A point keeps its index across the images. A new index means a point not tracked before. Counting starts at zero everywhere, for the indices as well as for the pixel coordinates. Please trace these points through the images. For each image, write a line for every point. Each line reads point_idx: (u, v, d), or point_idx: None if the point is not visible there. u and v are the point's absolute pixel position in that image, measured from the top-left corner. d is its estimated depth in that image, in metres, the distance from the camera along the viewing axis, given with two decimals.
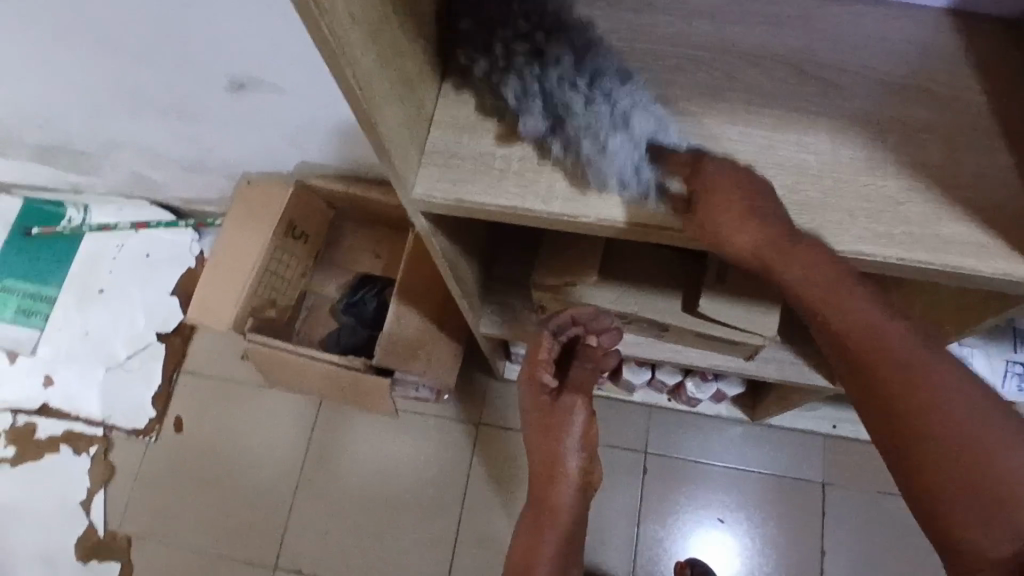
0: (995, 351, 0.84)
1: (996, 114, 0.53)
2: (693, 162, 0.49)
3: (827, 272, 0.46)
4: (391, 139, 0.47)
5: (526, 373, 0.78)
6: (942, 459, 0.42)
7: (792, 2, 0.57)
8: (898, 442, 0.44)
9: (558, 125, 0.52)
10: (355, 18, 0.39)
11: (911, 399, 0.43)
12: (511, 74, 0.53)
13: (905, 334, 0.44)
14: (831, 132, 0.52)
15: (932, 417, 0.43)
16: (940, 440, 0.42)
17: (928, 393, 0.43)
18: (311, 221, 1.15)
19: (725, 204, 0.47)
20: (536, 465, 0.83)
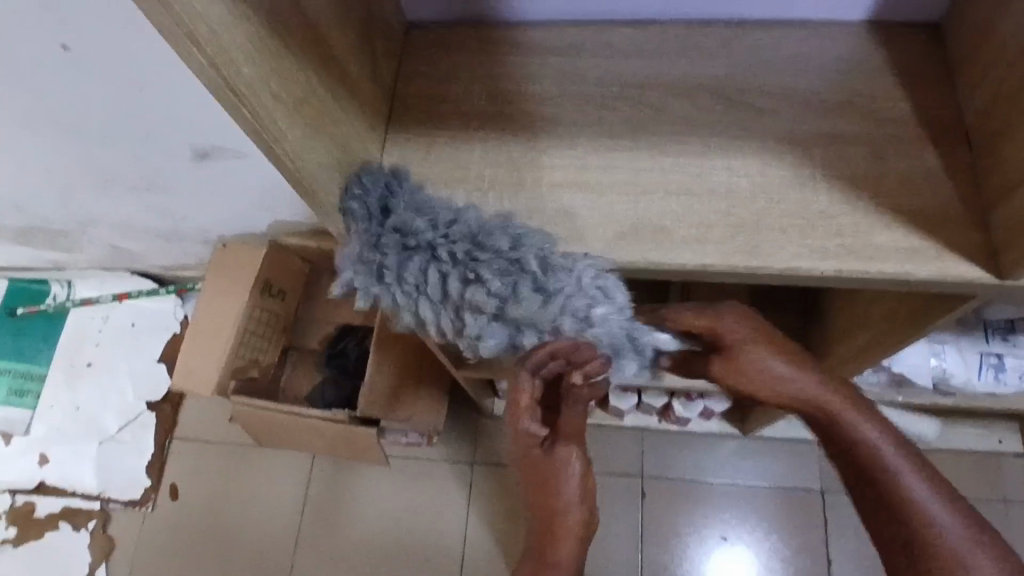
0: (968, 344, 0.84)
1: (917, 120, 0.55)
2: (710, 314, 0.55)
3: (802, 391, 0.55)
4: (333, 203, 0.49)
5: (510, 420, 0.76)
6: (931, 572, 0.51)
7: (714, 32, 0.60)
8: (889, 551, 0.53)
9: (522, 330, 0.52)
10: (279, 95, 0.40)
11: (928, 557, 0.51)
12: (472, 309, 0.50)
13: (882, 437, 0.54)
14: (760, 154, 0.54)
15: (908, 510, 0.52)
16: (911, 525, 0.52)
17: (904, 493, 0.53)
18: (287, 277, 1.16)
19: (747, 355, 0.54)
20: (535, 524, 0.79)
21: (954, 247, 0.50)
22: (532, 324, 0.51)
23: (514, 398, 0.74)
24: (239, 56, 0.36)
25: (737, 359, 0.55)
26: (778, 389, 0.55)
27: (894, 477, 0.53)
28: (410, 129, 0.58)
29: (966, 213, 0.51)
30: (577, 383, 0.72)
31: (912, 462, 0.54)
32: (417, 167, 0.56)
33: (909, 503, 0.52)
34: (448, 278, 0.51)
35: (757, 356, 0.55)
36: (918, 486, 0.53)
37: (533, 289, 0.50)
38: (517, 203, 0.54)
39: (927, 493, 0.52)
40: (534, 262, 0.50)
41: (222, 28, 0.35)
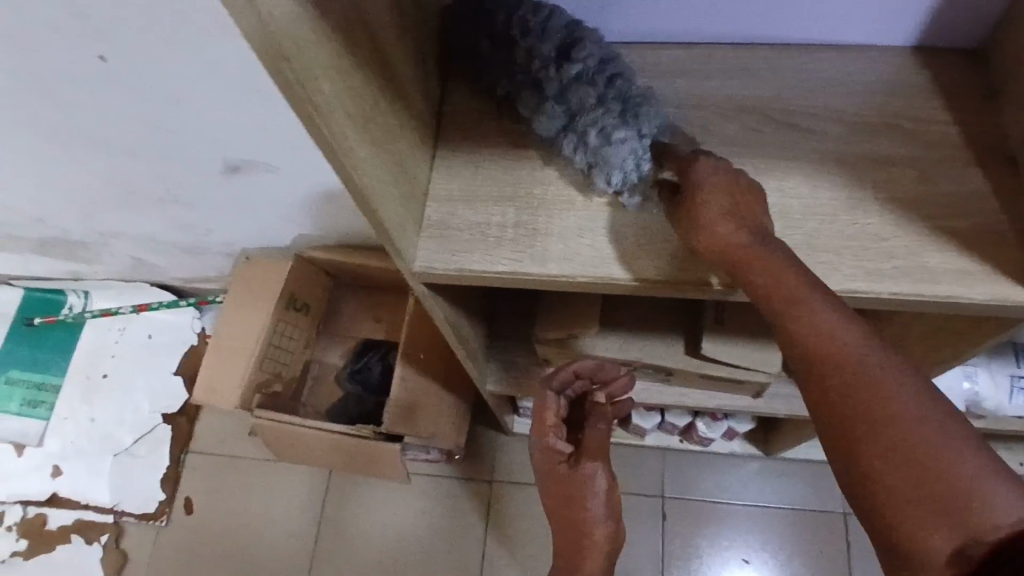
0: (998, 366, 0.84)
1: (965, 143, 0.55)
2: (685, 159, 0.52)
3: (736, 242, 0.47)
4: (390, 220, 0.49)
5: (537, 443, 0.79)
6: (876, 459, 0.39)
7: (758, 54, 0.60)
8: (840, 451, 0.41)
9: (571, 123, 0.55)
10: (350, 112, 0.40)
11: (872, 442, 0.39)
12: (542, 78, 0.56)
13: (858, 333, 0.43)
14: (809, 175, 0.54)
15: (878, 416, 0.40)
16: (887, 435, 0.39)
17: (848, 370, 0.41)
18: (310, 291, 1.16)
19: (712, 203, 0.49)
20: (563, 541, 0.78)
21: (1006, 271, 0.50)
22: (573, 113, 0.55)
23: (540, 416, 0.78)
24: (318, 74, 0.36)
25: (698, 206, 0.49)
26: (715, 236, 0.48)
27: (861, 372, 0.41)
28: (458, 146, 0.58)
29: (1018, 237, 0.51)
30: (600, 404, 0.78)
31: (889, 357, 0.41)
32: (466, 184, 0.57)
33: (881, 406, 0.40)
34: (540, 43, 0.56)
35: (707, 206, 0.49)
36: (892, 383, 0.40)
37: (593, 91, 0.55)
38: (570, 222, 0.55)
39: (901, 386, 0.40)
40: (616, 81, 0.56)
41: (303, 45, 0.35)
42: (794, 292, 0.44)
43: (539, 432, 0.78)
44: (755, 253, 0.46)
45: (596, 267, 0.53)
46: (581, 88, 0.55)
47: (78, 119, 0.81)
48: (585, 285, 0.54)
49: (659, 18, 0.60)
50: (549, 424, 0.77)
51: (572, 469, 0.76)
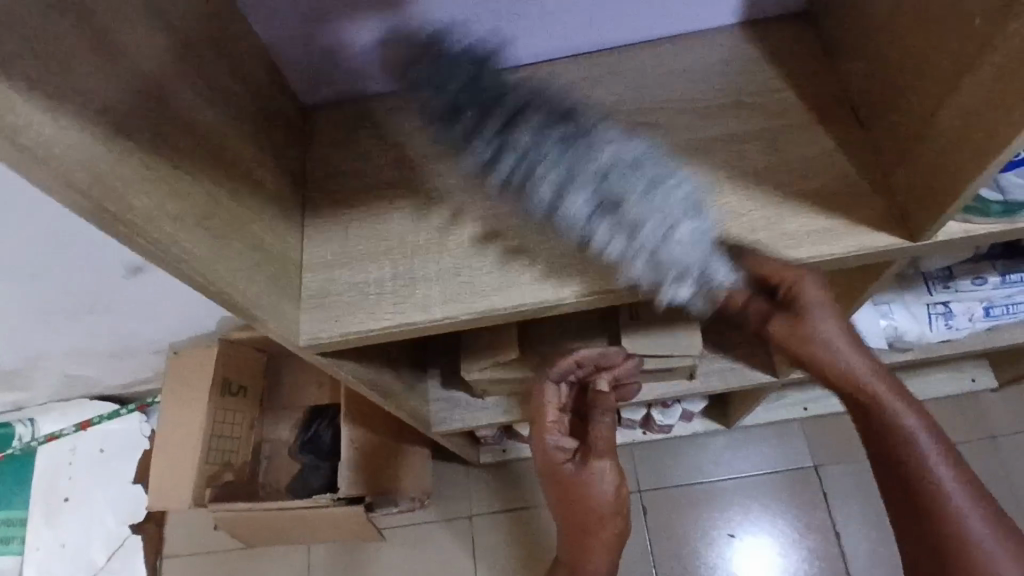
0: (913, 298, 0.85)
1: (806, 106, 0.57)
2: (784, 317, 0.57)
3: (848, 368, 0.58)
4: (257, 303, 0.48)
5: (538, 445, 0.83)
6: (928, 523, 0.58)
7: (599, 61, 0.62)
8: (905, 514, 0.60)
9: (608, 217, 0.53)
10: (179, 216, 0.40)
11: (932, 519, 0.58)
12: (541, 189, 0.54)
13: (915, 419, 0.59)
14: (664, 167, 0.55)
15: (931, 497, 0.58)
16: (936, 508, 0.58)
17: (919, 471, 0.59)
18: (244, 372, 1.13)
19: (818, 338, 0.57)
20: (569, 518, 0.86)
21: (866, 219, 0.51)
22: (612, 213, 0.53)
23: (539, 416, 0.82)
24: (124, 188, 0.36)
25: (804, 318, 0.56)
26: (832, 369, 0.59)
27: (918, 462, 0.59)
28: (325, 211, 0.58)
29: (871, 186, 0.53)
30: (601, 395, 0.81)
31: (938, 441, 0.59)
32: (338, 247, 0.57)
33: (931, 482, 0.58)
34: (552, 172, 0.53)
35: (819, 339, 0.57)
36: (938, 464, 0.58)
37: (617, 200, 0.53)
38: (443, 263, 0.55)
39: (949, 473, 0.58)
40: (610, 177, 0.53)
41: (98, 166, 0.35)
42: (898, 412, 0.59)
43: (538, 433, 0.83)
44: (869, 374, 0.59)
45: (477, 305, 0.53)
46: (612, 180, 0.53)
47: None
48: (471, 323, 0.54)
49: (496, 46, 0.61)
50: (550, 422, 0.82)
51: (580, 468, 0.82)
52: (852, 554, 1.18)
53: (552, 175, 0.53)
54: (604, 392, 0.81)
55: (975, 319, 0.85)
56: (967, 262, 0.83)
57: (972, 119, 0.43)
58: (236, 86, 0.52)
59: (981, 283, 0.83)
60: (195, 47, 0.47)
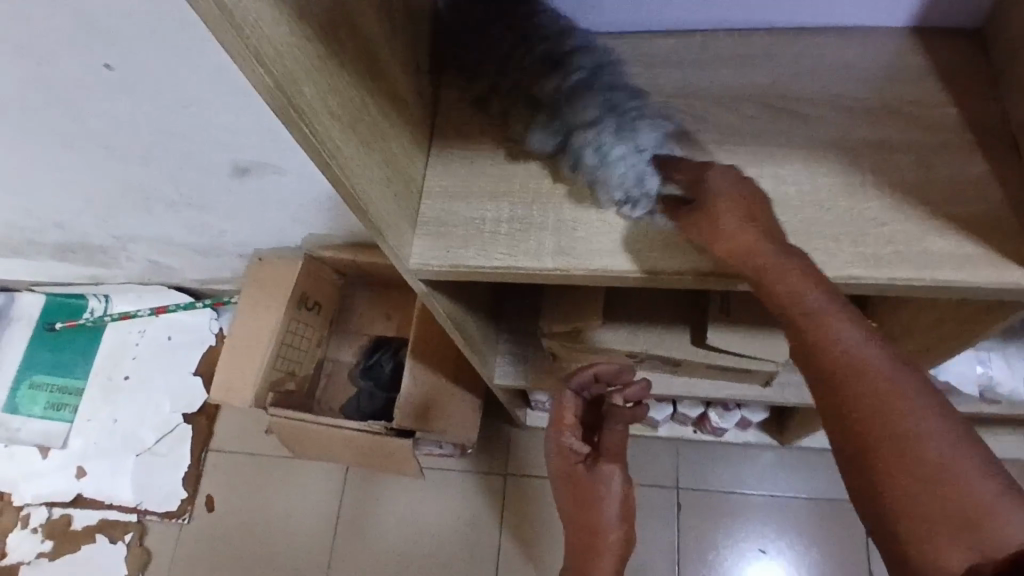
0: (1014, 351, 0.81)
1: (964, 126, 0.54)
2: (696, 169, 0.51)
3: (755, 246, 0.47)
4: (383, 214, 0.49)
5: (553, 446, 0.79)
6: (881, 463, 0.42)
7: (757, 40, 0.60)
8: (850, 456, 0.44)
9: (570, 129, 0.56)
10: (333, 111, 0.42)
11: (886, 451, 0.42)
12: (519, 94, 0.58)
13: (819, 299, 0.45)
14: (807, 162, 0.53)
15: (863, 399, 0.43)
16: (872, 415, 0.42)
17: (872, 386, 0.43)
18: (323, 290, 1.16)
19: (729, 213, 0.48)
20: (575, 531, 0.79)
21: (1010, 253, 0.49)
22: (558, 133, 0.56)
23: (558, 416, 0.78)
24: (298, 75, 0.38)
25: (717, 217, 0.49)
26: (739, 250, 0.48)
27: (854, 368, 0.44)
28: (456, 146, 0.59)
29: (1020, 219, 0.50)
30: (617, 407, 0.76)
31: (858, 323, 0.45)
32: (462, 181, 0.57)
33: (869, 384, 0.43)
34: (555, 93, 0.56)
35: (721, 213, 0.48)
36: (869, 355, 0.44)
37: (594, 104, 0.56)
38: (563, 214, 0.54)
39: (899, 377, 0.43)
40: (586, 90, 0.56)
41: (284, 50, 0.36)
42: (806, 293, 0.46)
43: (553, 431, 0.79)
44: (771, 256, 0.47)
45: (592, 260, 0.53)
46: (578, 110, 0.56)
47: (81, 137, 0.80)
48: (580, 278, 0.54)
49: (649, 10, 0.60)
50: (567, 422, 0.78)
51: (590, 471, 0.76)
52: None
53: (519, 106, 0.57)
54: (620, 406, 0.76)
55: None
56: None
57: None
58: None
59: None
60: None
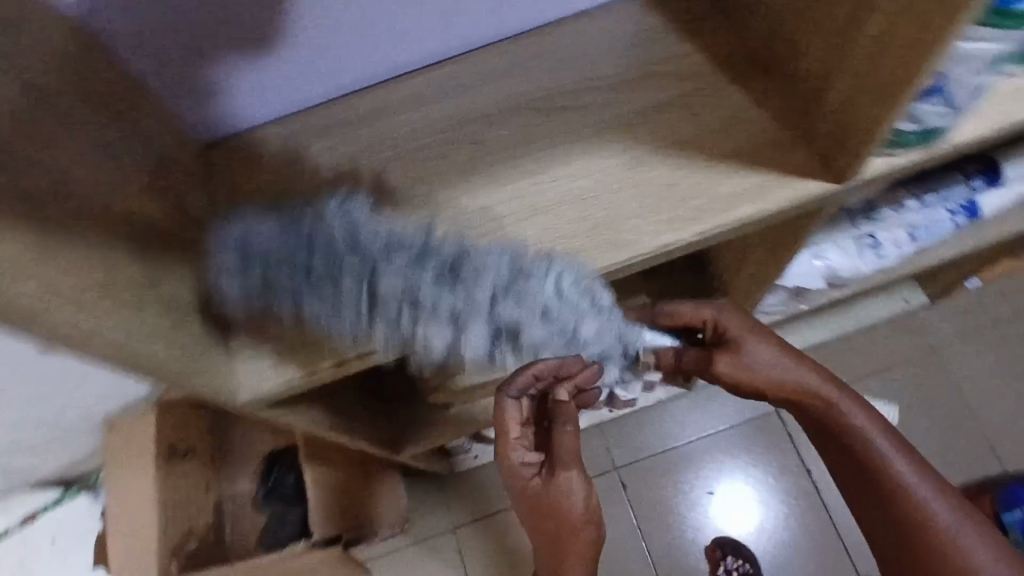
0: (842, 237, 0.86)
1: (712, 67, 0.56)
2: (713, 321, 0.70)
3: (787, 375, 0.70)
4: (180, 365, 0.45)
5: (503, 464, 0.71)
6: (910, 523, 0.68)
7: (503, 49, 0.59)
8: (892, 523, 0.69)
9: (512, 332, 0.54)
10: (61, 291, 0.37)
11: (910, 518, 0.68)
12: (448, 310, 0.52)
13: (873, 429, 0.70)
14: (588, 151, 0.53)
15: (892, 484, 0.68)
16: (899, 493, 0.68)
17: (894, 479, 0.68)
18: (191, 432, 1.06)
19: (748, 349, 0.70)
20: (541, 537, 0.77)
21: (788, 170, 0.52)
22: (512, 339, 0.55)
23: (502, 431, 0.69)
24: None
25: (741, 349, 0.70)
26: (768, 379, 0.70)
27: (884, 462, 0.69)
28: None
29: (788, 136, 0.53)
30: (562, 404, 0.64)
31: (885, 432, 0.70)
32: None
33: (890, 475, 0.68)
34: (477, 317, 0.52)
35: (749, 346, 0.70)
36: (905, 470, 0.68)
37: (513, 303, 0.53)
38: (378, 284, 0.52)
39: (909, 471, 0.69)
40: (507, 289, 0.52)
41: None
42: (846, 414, 0.70)
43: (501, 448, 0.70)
44: (811, 377, 0.70)
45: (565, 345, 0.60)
46: (502, 307, 0.53)
47: None
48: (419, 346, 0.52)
49: (396, 52, 0.58)
50: (514, 438, 0.69)
51: (549, 482, 0.71)
52: (829, 491, 1.22)
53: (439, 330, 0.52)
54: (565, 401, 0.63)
55: (902, 245, 0.87)
56: (885, 192, 0.85)
57: (891, 37, 0.41)
58: (103, 126, 0.46)
59: (898, 210, 0.85)
60: (57, 96, 0.43)
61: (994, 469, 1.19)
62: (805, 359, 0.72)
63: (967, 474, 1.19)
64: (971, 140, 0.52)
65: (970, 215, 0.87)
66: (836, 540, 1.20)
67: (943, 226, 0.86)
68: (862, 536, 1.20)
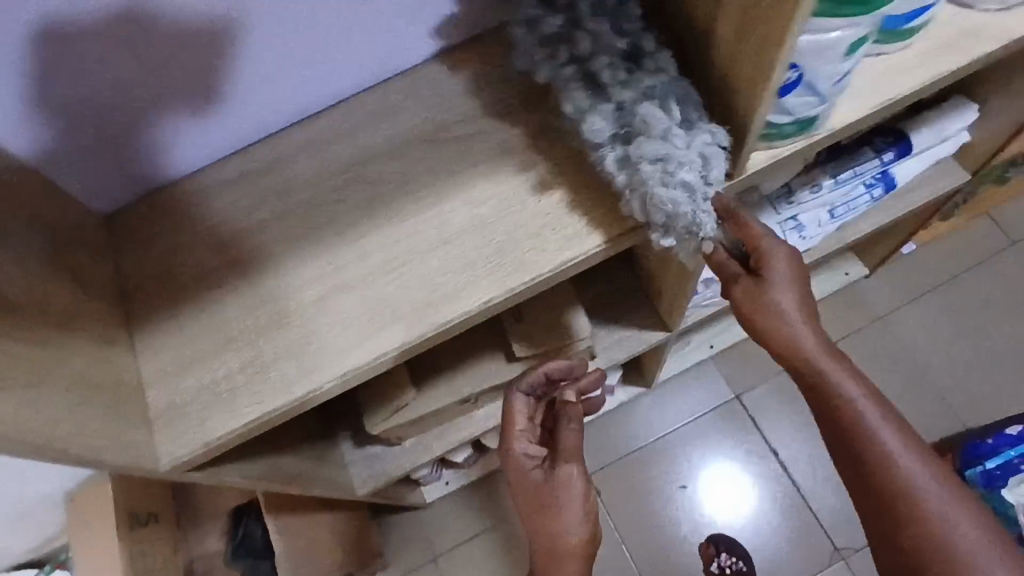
0: (766, 223, 0.89)
1: None
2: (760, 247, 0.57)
3: (797, 334, 0.58)
4: (96, 435, 0.47)
5: (503, 456, 0.72)
6: (896, 510, 0.56)
7: (397, 84, 0.61)
8: (873, 512, 0.58)
9: (624, 137, 0.51)
10: None
11: (901, 502, 0.56)
12: (608, 82, 0.51)
13: (863, 395, 0.58)
14: (484, 180, 0.56)
15: (879, 463, 0.57)
16: (885, 473, 0.57)
17: (884, 460, 0.57)
18: (152, 497, 1.04)
19: (765, 291, 0.58)
20: (534, 552, 0.69)
21: None
22: (607, 153, 0.51)
23: (507, 421, 0.73)
24: None
25: (761, 285, 0.58)
26: (776, 332, 0.59)
27: (873, 439, 0.57)
28: (161, 319, 0.56)
29: None
30: (569, 403, 0.74)
31: (885, 414, 0.58)
32: (180, 352, 0.55)
33: (879, 453, 0.57)
34: (606, 109, 0.51)
35: (762, 285, 0.58)
36: (898, 449, 0.57)
37: (652, 104, 0.50)
38: (294, 332, 0.54)
39: (903, 451, 0.57)
40: (657, 93, 0.50)
41: None
42: (840, 385, 0.58)
43: (505, 439, 0.72)
44: (810, 342, 0.59)
45: (578, 245, 0.54)
46: (639, 105, 0.50)
47: None
48: (337, 388, 0.54)
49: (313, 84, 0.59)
50: (517, 427, 0.73)
51: (549, 478, 0.70)
52: (797, 470, 1.24)
53: (584, 100, 0.52)
54: (573, 402, 0.74)
55: (824, 223, 0.92)
56: (801, 175, 0.88)
57: (745, 43, 0.44)
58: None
59: (816, 189, 0.88)
60: None
61: (952, 425, 1.22)
62: (814, 320, 0.59)
63: (926, 433, 1.22)
64: (852, 122, 0.55)
65: (886, 186, 0.92)
66: (810, 516, 1.22)
67: (862, 199, 0.91)
68: (834, 509, 1.22)
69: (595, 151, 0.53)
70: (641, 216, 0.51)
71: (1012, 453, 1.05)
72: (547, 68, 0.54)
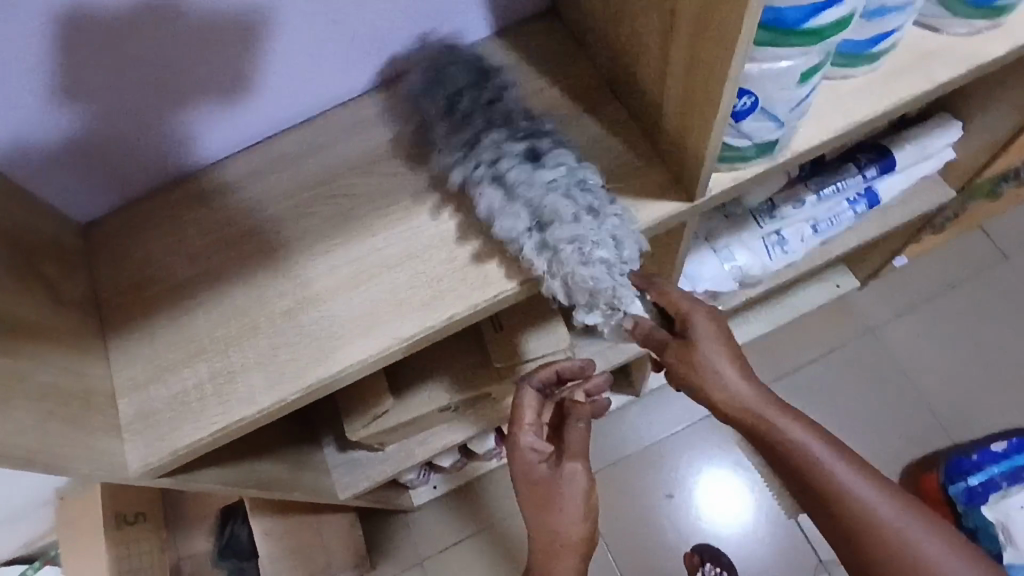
0: (750, 236, 0.88)
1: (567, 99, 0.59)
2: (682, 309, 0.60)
3: (732, 387, 0.61)
4: (63, 446, 0.48)
5: (509, 448, 0.70)
6: (856, 531, 0.59)
7: (371, 99, 0.62)
8: (834, 533, 0.61)
9: (539, 225, 0.53)
10: None
11: (858, 523, 0.59)
12: (512, 178, 0.54)
13: (803, 432, 0.60)
14: (453, 195, 0.57)
15: (832, 489, 0.59)
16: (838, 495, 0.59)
17: (836, 485, 0.59)
18: (139, 497, 1.06)
19: (694, 352, 0.60)
20: (533, 545, 0.71)
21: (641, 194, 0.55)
22: (520, 240, 0.53)
23: (517, 414, 0.71)
24: None
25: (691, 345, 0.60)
26: (710, 388, 0.61)
27: (822, 468, 0.59)
28: (133, 327, 0.57)
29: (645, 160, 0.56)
30: (578, 403, 0.74)
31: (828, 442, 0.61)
32: (150, 361, 0.56)
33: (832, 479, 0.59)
34: (523, 193, 0.53)
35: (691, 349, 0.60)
36: (846, 475, 0.59)
37: (567, 195, 0.53)
38: (264, 343, 0.55)
39: (851, 474, 0.59)
40: (572, 183, 0.53)
41: None
42: (783, 425, 0.60)
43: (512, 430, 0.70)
44: (746, 391, 0.61)
45: (501, 290, 0.54)
46: (548, 199, 0.53)
47: None
48: (305, 398, 0.55)
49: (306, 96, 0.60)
50: (527, 421, 0.70)
51: (554, 474, 0.70)
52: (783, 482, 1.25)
53: (496, 183, 0.54)
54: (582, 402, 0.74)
55: (806, 238, 0.91)
56: (784, 189, 0.88)
57: (698, 69, 0.45)
58: None
59: (800, 205, 0.88)
60: None
61: (941, 439, 1.21)
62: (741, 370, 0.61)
63: (914, 449, 1.22)
64: (816, 145, 0.55)
65: (870, 203, 0.91)
66: (797, 531, 1.22)
67: (846, 216, 0.91)
68: None
69: (505, 240, 0.53)
70: (565, 296, 0.54)
71: (995, 470, 1.07)
72: (457, 148, 0.56)
